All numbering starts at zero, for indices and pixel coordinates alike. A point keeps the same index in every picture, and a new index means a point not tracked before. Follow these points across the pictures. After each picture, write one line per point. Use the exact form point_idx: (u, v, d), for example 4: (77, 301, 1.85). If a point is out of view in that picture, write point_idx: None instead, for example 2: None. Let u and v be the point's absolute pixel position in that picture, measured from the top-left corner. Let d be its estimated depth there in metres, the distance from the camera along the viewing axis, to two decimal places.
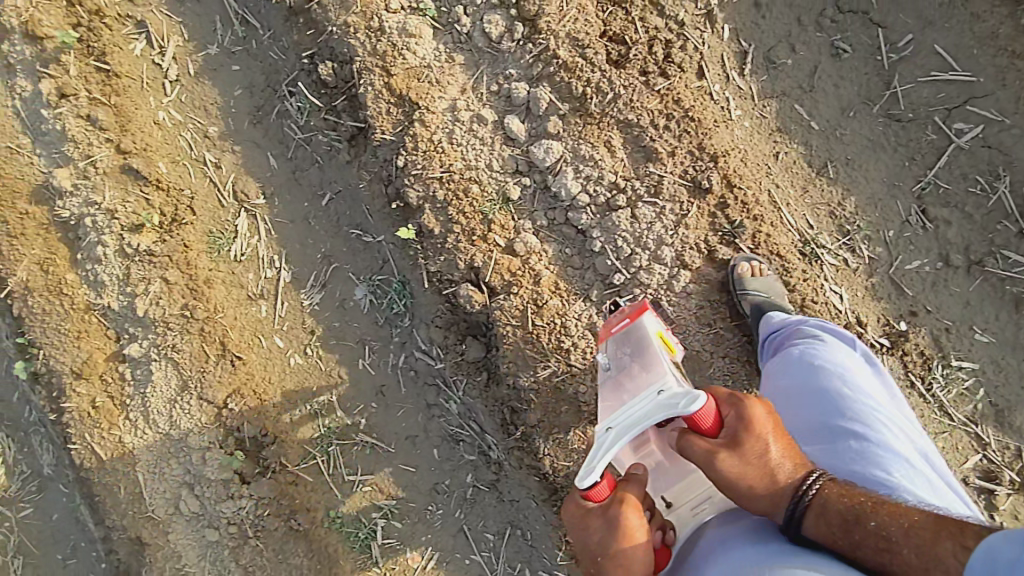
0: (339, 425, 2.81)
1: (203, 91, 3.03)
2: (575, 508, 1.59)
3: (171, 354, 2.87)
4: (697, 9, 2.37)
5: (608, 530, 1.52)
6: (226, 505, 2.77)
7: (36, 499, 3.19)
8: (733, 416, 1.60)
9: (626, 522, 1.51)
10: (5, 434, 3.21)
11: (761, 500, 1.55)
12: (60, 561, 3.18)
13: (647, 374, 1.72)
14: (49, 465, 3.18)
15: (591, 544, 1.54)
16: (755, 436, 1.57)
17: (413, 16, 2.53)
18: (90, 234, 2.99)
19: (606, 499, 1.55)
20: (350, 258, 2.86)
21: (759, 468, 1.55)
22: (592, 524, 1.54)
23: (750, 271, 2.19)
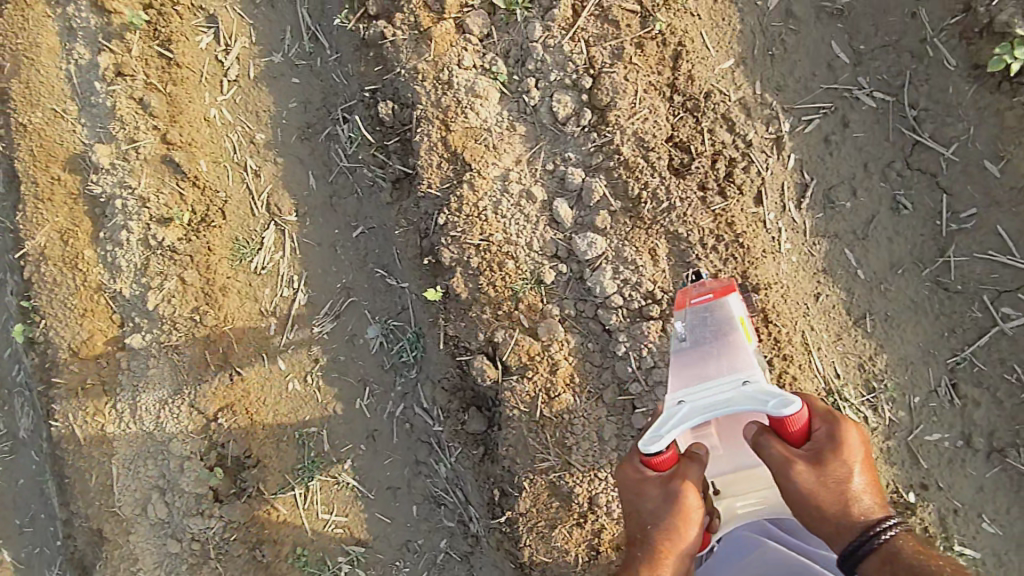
0: (325, 461, 2.77)
1: (258, 96, 3.00)
2: (635, 473, 1.90)
3: (173, 355, 2.85)
4: (766, 133, 2.36)
5: (662, 502, 1.87)
6: (194, 521, 2.74)
7: (6, 461, 3.13)
8: (825, 434, 1.84)
9: (681, 500, 1.85)
10: None
11: (827, 521, 1.81)
12: (14, 530, 3.12)
13: (729, 357, 1.86)
14: (24, 432, 3.12)
15: (644, 509, 1.90)
16: (839, 461, 1.82)
17: (484, 78, 2.51)
18: (117, 216, 2.96)
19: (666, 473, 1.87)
20: (370, 295, 2.84)
21: (833, 494, 1.80)
22: (650, 493, 1.87)
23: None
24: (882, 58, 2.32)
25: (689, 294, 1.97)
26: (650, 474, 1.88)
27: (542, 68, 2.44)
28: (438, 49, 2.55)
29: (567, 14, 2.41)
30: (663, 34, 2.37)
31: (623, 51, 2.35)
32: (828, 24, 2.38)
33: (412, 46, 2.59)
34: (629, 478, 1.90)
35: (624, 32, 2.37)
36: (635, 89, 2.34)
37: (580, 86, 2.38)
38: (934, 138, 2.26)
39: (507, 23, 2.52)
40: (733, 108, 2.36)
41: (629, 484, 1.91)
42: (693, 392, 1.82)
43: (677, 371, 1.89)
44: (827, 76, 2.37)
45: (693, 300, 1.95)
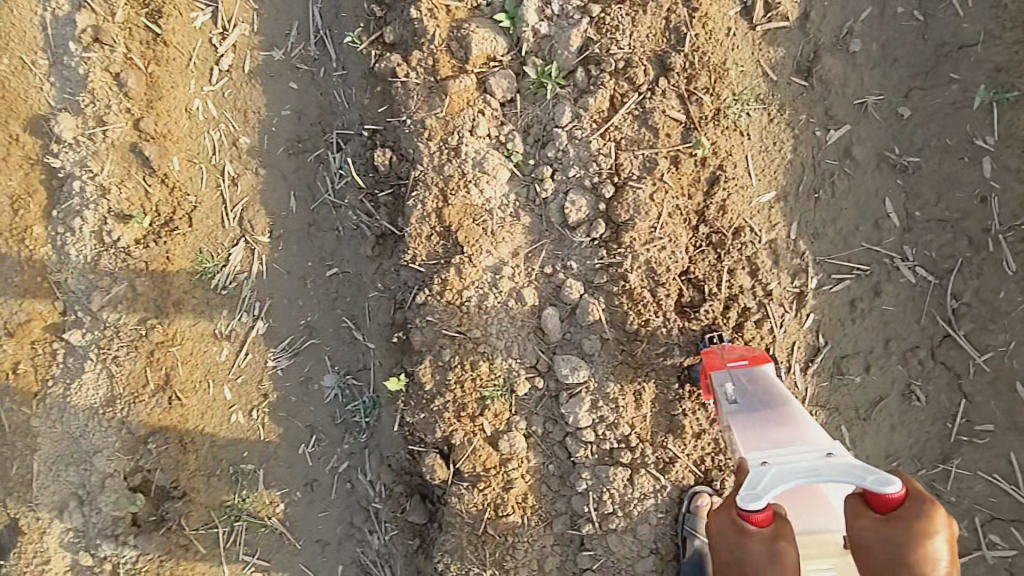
0: (257, 501, 2.63)
1: (250, 94, 2.68)
2: (729, 524, 1.73)
3: (110, 364, 2.64)
4: (791, 284, 2.16)
5: (767, 557, 1.67)
6: (107, 543, 2.61)
7: None
8: (912, 506, 1.62)
9: (785, 560, 1.67)
10: None
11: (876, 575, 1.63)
12: None
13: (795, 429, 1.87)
14: None
15: (748, 560, 1.69)
16: (915, 534, 1.59)
17: (497, 153, 2.24)
18: (74, 199, 2.69)
19: (766, 529, 1.70)
20: (332, 342, 2.65)
21: (896, 558, 1.59)
22: (751, 547, 1.68)
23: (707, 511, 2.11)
24: (935, 233, 2.11)
25: (722, 355, 2.01)
26: (749, 528, 1.69)
27: (562, 160, 2.18)
28: (453, 106, 2.26)
29: (601, 106, 2.15)
30: (704, 153, 2.13)
31: (655, 165, 2.11)
32: (888, 177, 2.14)
33: (425, 93, 2.30)
34: (725, 529, 1.73)
35: (661, 142, 2.12)
36: (660, 211, 2.10)
37: (600, 191, 2.14)
38: (968, 339, 2.08)
39: (535, 95, 2.23)
40: (760, 250, 2.14)
41: (724, 536, 1.73)
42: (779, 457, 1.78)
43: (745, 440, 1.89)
44: (871, 234, 2.15)
45: (731, 364, 1.99)
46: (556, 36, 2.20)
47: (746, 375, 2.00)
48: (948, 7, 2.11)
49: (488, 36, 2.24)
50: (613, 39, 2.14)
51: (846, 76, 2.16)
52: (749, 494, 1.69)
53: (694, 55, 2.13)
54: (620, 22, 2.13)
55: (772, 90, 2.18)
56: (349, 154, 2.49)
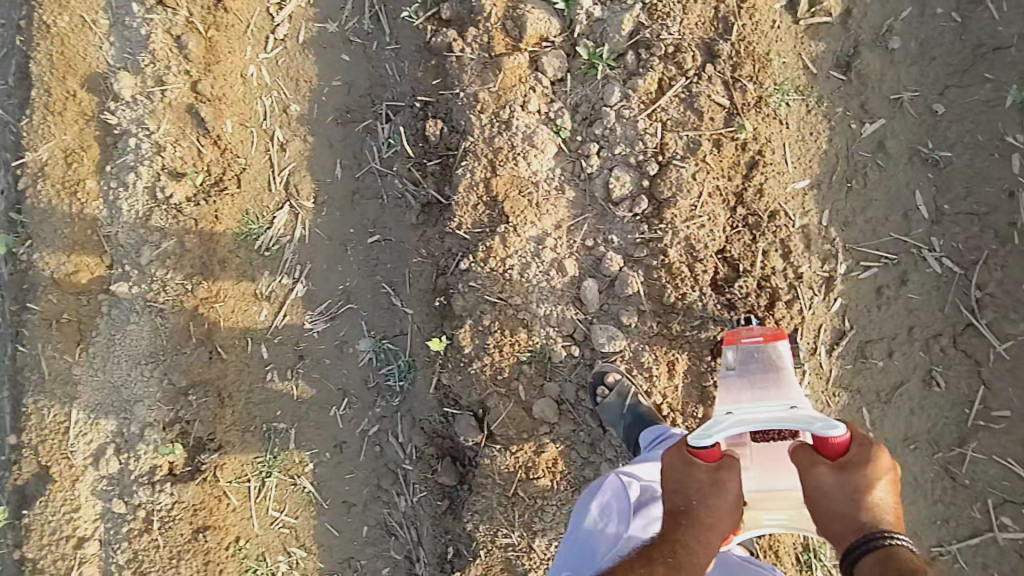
0: (288, 459, 2.71)
1: (303, 64, 2.77)
2: (677, 458, 1.66)
3: (156, 316, 2.74)
4: (820, 269, 2.25)
5: (712, 485, 1.62)
6: (143, 490, 2.68)
7: None
8: (859, 449, 1.59)
9: (729, 489, 1.62)
10: None
11: (836, 523, 1.59)
12: None
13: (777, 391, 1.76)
14: None
15: (690, 488, 1.64)
16: (866, 477, 1.57)
17: (546, 128, 2.34)
18: (128, 156, 2.78)
19: (713, 464, 1.63)
20: (370, 307, 2.71)
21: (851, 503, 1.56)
22: (695, 475, 1.63)
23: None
24: (963, 226, 2.21)
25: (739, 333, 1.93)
26: (697, 461, 1.63)
27: (609, 138, 2.28)
28: (506, 81, 2.36)
29: (649, 88, 2.25)
30: (745, 138, 2.23)
31: (699, 146, 2.22)
32: (919, 171, 2.24)
33: (479, 69, 2.40)
34: (672, 460, 1.67)
35: (705, 125, 2.22)
36: (700, 191, 2.20)
37: (644, 169, 2.24)
38: (990, 327, 2.18)
39: (585, 75, 2.33)
40: (793, 235, 2.24)
41: (672, 468, 1.68)
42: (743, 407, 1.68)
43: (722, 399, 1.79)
44: (900, 224, 2.24)
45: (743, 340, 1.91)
46: (609, 20, 2.30)
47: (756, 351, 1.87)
48: (984, 12, 2.22)
49: (542, 16, 2.34)
50: (664, 25, 2.24)
51: (884, 72, 2.26)
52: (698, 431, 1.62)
53: (741, 44, 2.23)
54: (672, 9, 2.24)
55: (812, 82, 2.28)
56: (401, 123, 2.61)
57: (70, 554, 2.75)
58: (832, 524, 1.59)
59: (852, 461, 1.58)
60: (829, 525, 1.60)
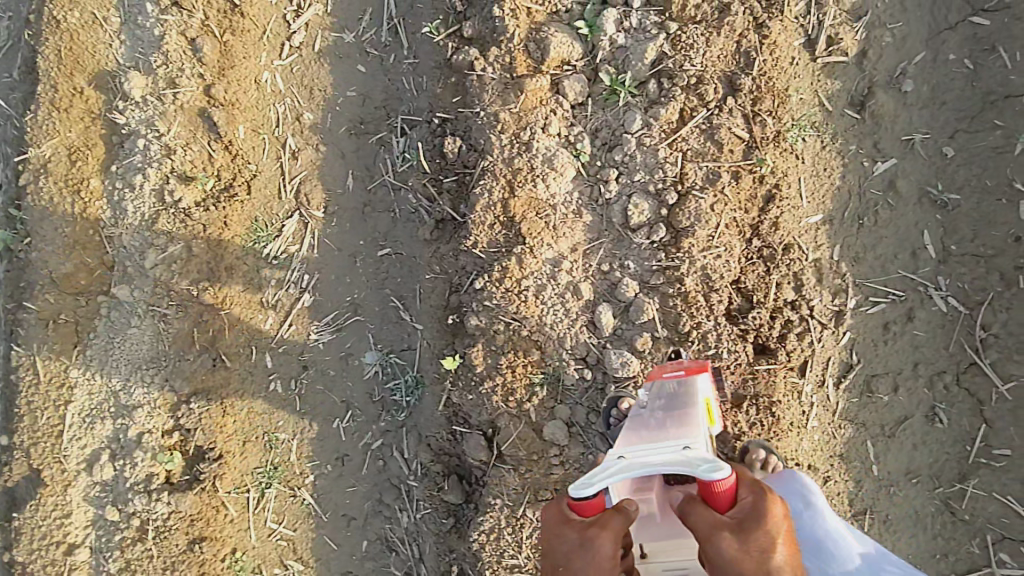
0: (287, 470, 2.69)
1: (318, 72, 2.75)
2: (554, 514, 1.65)
3: (158, 321, 2.69)
4: (831, 303, 2.29)
5: (579, 546, 1.57)
6: (139, 498, 2.63)
7: None
8: (749, 499, 1.57)
9: (599, 549, 1.57)
10: None
11: None
12: None
13: (680, 429, 1.77)
14: None
15: (559, 550, 1.61)
16: (764, 530, 1.52)
17: (566, 151, 2.35)
18: (136, 157, 2.74)
19: (588, 519, 1.61)
20: (377, 320, 2.69)
21: (758, 563, 1.49)
22: (564, 534, 1.61)
23: (762, 464, 2.10)
24: (969, 266, 2.27)
25: (662, 368, 2.01)
26: (572, 516, 1.62)
27: (628, 164, 2.30)
28: (527, 103, 2.36)
29: (670, 118, 2.27)
30: (764, 171, 2.26)
31: (718, 177, 2.24)
32: (929, 212, 2.29)
33: (500, 89, 2.41)
34: (550, 517, 1.65)
35: (724, 157, 2.25)
36: (718, 222, 2.24)
37: (663, 198, 2.27)
38: (994, 367, 2.24)
39: (606, 100, 2.35)
40: (805, 268, 2.27)
41: (549, 525, 1.65)
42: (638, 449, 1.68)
43: (626, 437, 1.80)
44: (908, 262, 2.29)
45: (666, 374, 1.98)
46: (632, 48, 2.31)
47: (676, 384, 1.94)
48: (998, 60, 2.27)
49: (565, 41, 2.36)
50: (687, 56, 2.26)
51: (898, 113, 2.30)
52: (581, 481, 1.58)
53: (761, 79, 2.26)
54: (696, 41, 2.26)
55: (827, 119, 2.32)
56: (418, 136, 2.61)
57: (60, 560, 2.70)
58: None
59: (746, 516, 1.54)
60: None
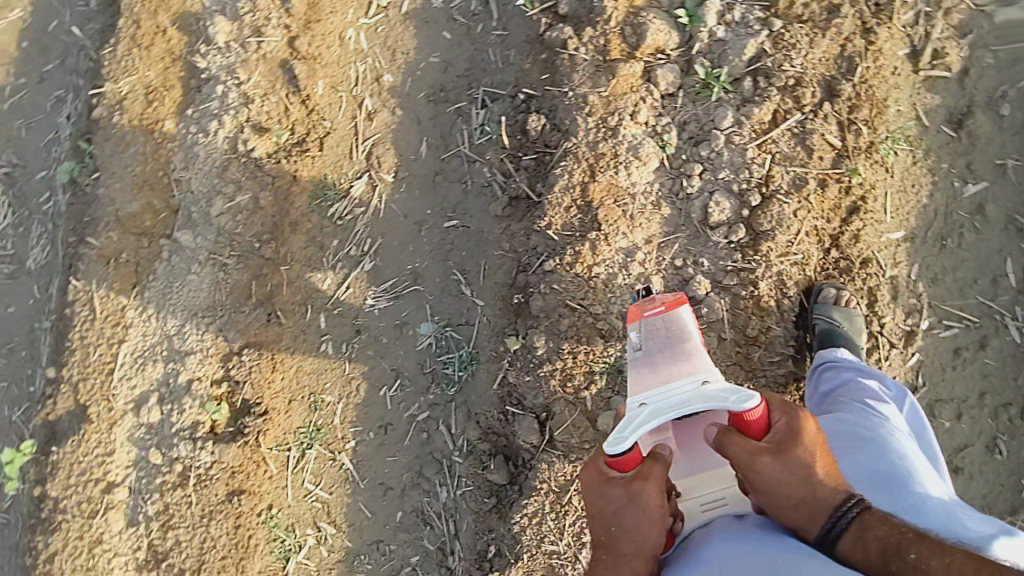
0: (330, 433, 2.69)
1: (402, 35, 2.73)
2: (594, 474, 1.62)
3: (218, 270, 2.69)
4: (903, 322, 2.25)
5: (627, 503, 1.56)
6: (183, 445, 2.64)
7: (38, 296, 3.15)
8: (784, 422, 1.57)
9: (647, 502, 1.55)
10: (44, 227, 3.15)
11: (794, 507, 1.54)
12: (19, 360, 3.14)
13: (686, 364, 1.75)
14: (54, 277, 3.03)
15: (607, 510, 1.59)
16: (802, 448, 1.54)
17: (651, 141, 2.31)
18: (212, 104, 2.72)
19: (630, 474, 1.58)
20: (437, 291, 2.67)
21: (798, 480, 1.53)
22: (610, 494, 1.58)
23: (837, 300, 2.17)
24: None
25: (642, 308, 1.94)
26: (612, 474, 1.59)
27: (714, 160, 2.26)
28: (617, 88, 2.34)
29: (762, 118, 2.24)
30: (853, 182, 2.22)
31: (804, 184, 2.21)
32: (1014, 240, 2.28)
33: (591, 71, 2.37)
34: (591, 478, 1.62)
35: (813, 163, 2.21)
36: (799, 229, 2.21)
37: (746, 199, 2.23)
38: None
39: (698, 94, 2.31)
40: (881, 285, 2.24)
41: (591, 487, 1.62)
42: (654, 395, 1.67)
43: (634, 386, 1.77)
44: (987, 289, 2.27)
45: (646, 313, 1.92)
46: (732, 42, 2.28)
47: (661, 320, 1.88)
48: None
49: (663, 28, 2.32)
50: (788, 56, 2.23)
51: (993, 136, 2.29)
52: (613, 438, 1.56)
53: (862, 86, 2.23)
54: (799, 42, 2.23)
55: (922, 135, 2.28)
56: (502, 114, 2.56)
57: (98, 498, 2.71)
58: (796, 512, 1.54)
59: (783, 437, 1.55)
60: (792, 513, 1.55)
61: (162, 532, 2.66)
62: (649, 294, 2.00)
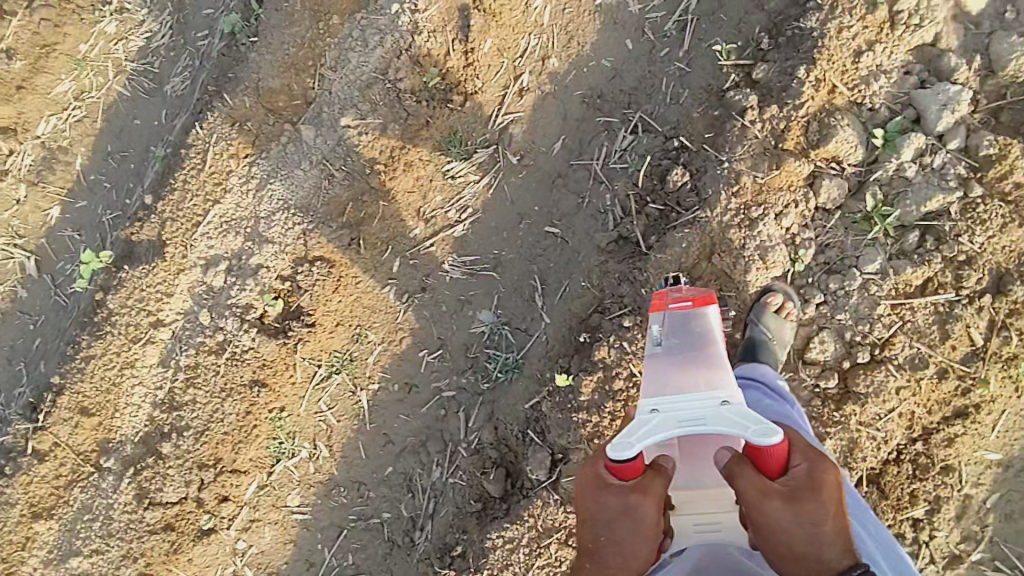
0: (360, 367, 2.76)
1: (586, 26, 2.61)
2: (592, 478, 1.58)
3: (324, 178, 2.71)
4: (955, 545, 2.06)
5: (622, 514, 1.52)
6: (231, 321, 2.74)
7: (168, 123, 3.30)
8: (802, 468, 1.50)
9: (643, 515, 1.52)
10: (196, 63, 3.27)
11: (793, 559, 1.46)
12: (131, 172, 3.34)
13: (705, 374, 1.70)
14: (186, 113, 3.15)
15: (599, 518, 1.55)
16: (815, 499, 1.46)
17: (785, 249, 2.14)
18: (381, 18, 2.66)
19: (629, 482, 1.54)
20: (509, 287, 2.64)
21: (803, 532, 1.45)
22: (606, 503, 1.53)
23: (777, 308, 2.07)
24: None
25: (668, 299, 1.92)
26: (611, 482, 1.54)
27: (839, 299, 2.09)
28: (776, 180, 2.16)
29: (910, 280, 2.03)
30: (976, 388, 2.00)
31: (922, 366, 2.01)
32: None
33: (757, 151, 2.19)
34: (588, 482, 1.58)
35: (941, 349, 2.00)
36: (895, 407, 2.01)
37: (853, 352, 2.06)
38: None
39: (853, 223, 2.12)
40: (951, 499, 2.03)
41: (587, 492, 1.58)
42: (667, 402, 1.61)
43: (648, 385, 1.71)
44: None
45: (672, 304, 1.89)
46: (917, 186, 2.05)
47: (685, 316, 1.87)
48: None
49: (851, 140, 2.12)
50: (970, 228, 1.99)
51: None
52: (619, 441, 1.51)
53: None
54: (992, 218, 1.98)
55: None
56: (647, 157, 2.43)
57: (143, 327, 2.88)
58: (794, 566, 1.46)
59: (798, 484, 1.48)
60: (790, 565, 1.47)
61: (183, 385, 2.82)
62: (676, 283, 2.03)
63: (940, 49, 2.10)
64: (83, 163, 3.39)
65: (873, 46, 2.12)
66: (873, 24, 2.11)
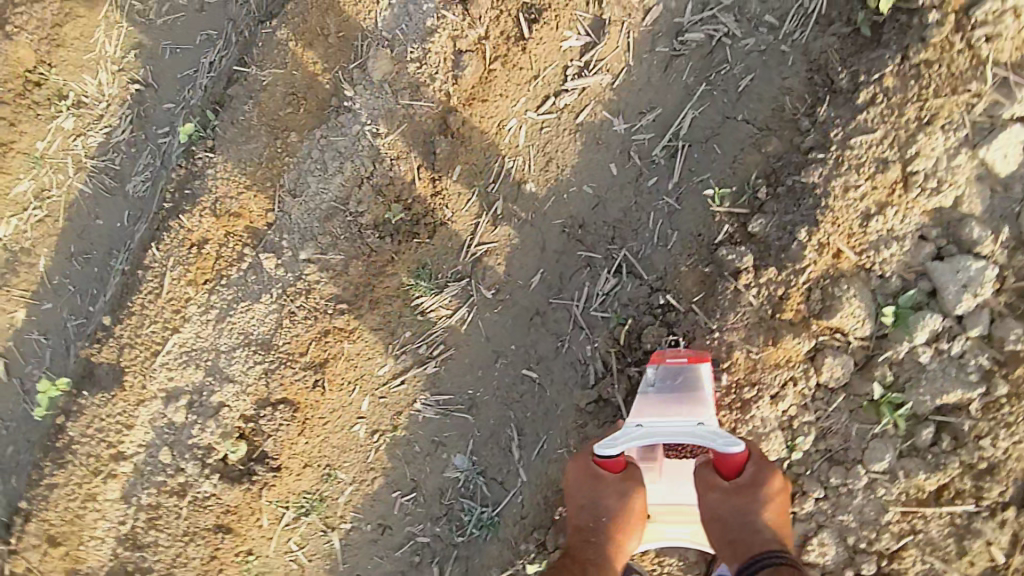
0: (331, 508, 2.55)
1: (566, 147, 2.35)
2: (589, 468, 2.02)
3: (286, 312, 2.51)
4: None
5: (616, 499, 1.98)
6: (191, 465, 2.58)
7: (127, 225, 3.04)
8: (751, 471, 1.88)
9: (632, 499, 1.98)
10: (155, 161, 3.04)
11: (731, 540, 1.87)
12: (94, 273, 3.06)
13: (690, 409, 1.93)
14: (145, 220, 2.96)
15: (598, 503, 1.99)
16: (756, 495, 1.86)
17: (781, 437, 2.01)
18: (342, 139, 2.44)
19: (619, 474, 2.00)
20: (485, 431, 2.44)
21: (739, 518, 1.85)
22: (602, 490, 1.98)
23: None
24: None
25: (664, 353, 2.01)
26: (605, 472, 1.99)
27: (840, 494, 1.96)
28: (773, 356, 1.99)
29: (924, 486, 1.90)
30: None
31: None
32: None
33: (751, 320, 2.03)
34: (586, 474, 2.02)
35: (957, 564, 1.89)
36: None
37: (856, 561, 1.95)
38: None
39: (859, 409, 1.97)
40: None
41: (585, 481, 2.02)
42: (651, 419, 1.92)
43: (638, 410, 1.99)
44: None
45: (669, 359, 1.98)
46: (931, 375, 1.89)
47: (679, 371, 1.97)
48: None
49: (858, 314, 1.93)
50: (993, 431, 1.84)
51: None
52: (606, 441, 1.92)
53: None
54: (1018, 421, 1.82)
55: None
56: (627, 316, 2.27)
57: (105, 459, 2.67)
58: (730, 543, 1.87)
59: (746, 482, 1.87)
60: (727, 544, 1.88)
61: (145, 525, 2.65)
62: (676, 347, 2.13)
63: (962, 213, 1.90)
64: (46, 265, 3.10)
65: (884, 209, 1.93)
66: (882, 185, 1.92)
